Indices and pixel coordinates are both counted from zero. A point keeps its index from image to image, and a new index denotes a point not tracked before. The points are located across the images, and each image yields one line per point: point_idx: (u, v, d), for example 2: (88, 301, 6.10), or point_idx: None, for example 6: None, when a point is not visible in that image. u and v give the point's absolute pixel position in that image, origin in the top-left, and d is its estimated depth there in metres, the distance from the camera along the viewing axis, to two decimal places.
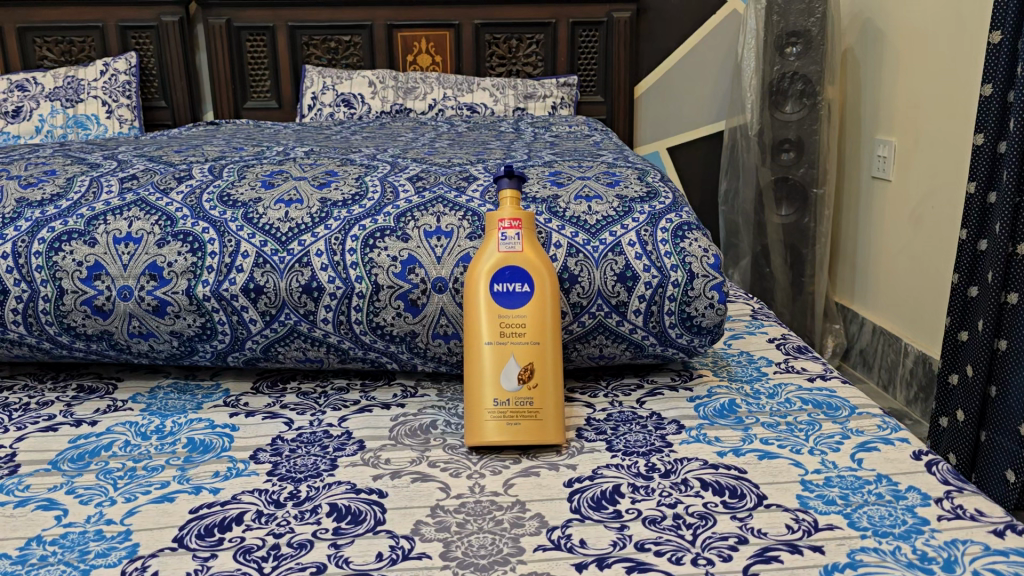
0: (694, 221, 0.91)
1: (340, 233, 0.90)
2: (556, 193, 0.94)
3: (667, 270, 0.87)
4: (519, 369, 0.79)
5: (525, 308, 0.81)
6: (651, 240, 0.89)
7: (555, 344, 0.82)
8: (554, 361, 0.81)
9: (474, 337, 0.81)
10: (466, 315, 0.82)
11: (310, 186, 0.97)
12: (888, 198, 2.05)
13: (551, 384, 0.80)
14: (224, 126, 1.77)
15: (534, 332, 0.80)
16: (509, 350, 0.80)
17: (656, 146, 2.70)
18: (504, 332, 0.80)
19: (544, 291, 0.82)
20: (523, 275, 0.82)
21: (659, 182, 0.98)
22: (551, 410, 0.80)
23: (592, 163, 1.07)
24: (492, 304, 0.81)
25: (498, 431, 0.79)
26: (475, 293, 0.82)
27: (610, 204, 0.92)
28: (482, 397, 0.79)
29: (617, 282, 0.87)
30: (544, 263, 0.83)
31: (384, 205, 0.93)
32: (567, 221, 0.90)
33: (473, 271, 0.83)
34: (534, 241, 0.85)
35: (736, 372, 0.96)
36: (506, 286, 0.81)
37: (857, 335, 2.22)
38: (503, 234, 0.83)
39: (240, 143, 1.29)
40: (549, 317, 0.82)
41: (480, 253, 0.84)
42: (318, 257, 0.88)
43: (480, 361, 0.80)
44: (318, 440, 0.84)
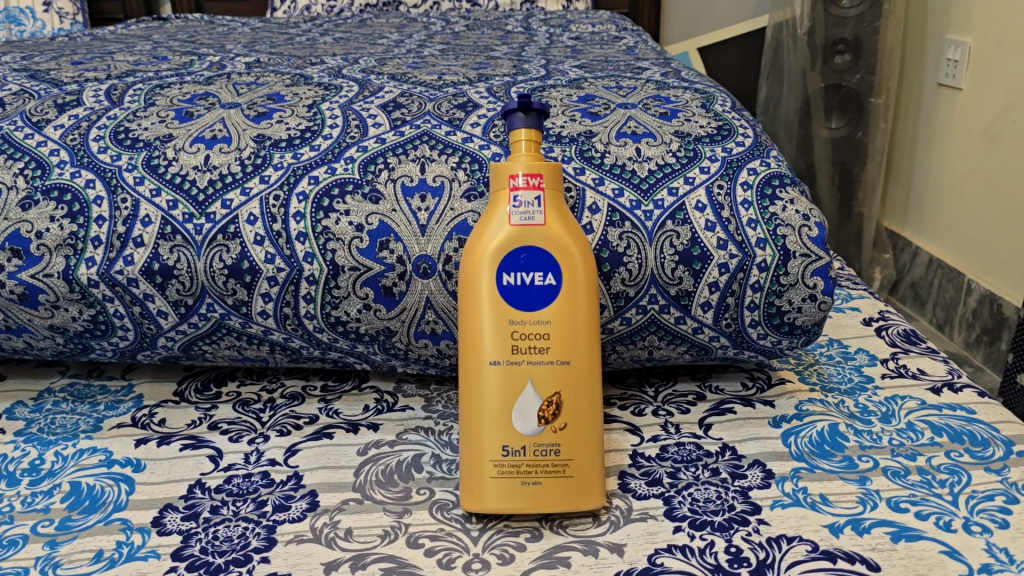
0: (788, 171, 0.64)
1: (281, 188, 0.63)
2: (590, 129, 0.67)
3: (750, 245, 0.61)
4: (540, 403, 0.54)
5: (552, 311, 0.55)
6: (728, 202, 0.62)
7: (593, 363, 0.56)
8: (592, 389, 0.56)
9: (474, 354, 0.56)
10: (462, 318, 0.57)
11: (242, 116, 0.69)
12: (956, 110, 1.74)
13: (588, 425, 0.55)
14: (172, 21, 1.47)
15: (562, 349, 0.55)
16: (524, 374, 0.54)
17: (685, 45, 2.35)
18: (518, 347, 0.55)
19: (576, 284, 0.56)
20: (546, 260, 0.56)
21: (731, 113, 0.71)
22: (587, 462, 0.55)
23: (635, 80, 0.79)
24: (501, 305, 0.55)
25: (510, 495, 0.54)
26: (477, 286, 0.56)
27: (666, 146, 0.65)
28: (485, 446, 0.54)
29: (678, 264, 0.61)
30: (576, 241, 0.57)
31: (346, 144, 0.66)
32: (606, 173, 0.63)
33: (472, 253, 0.57)
34: (562, 206, 0.58)
35: (831, 375, 0.71)
36: (521, 276, 0.55)
37: (908, 267, 1.95)
38: (515, 196, 0.56)
39: (170, 48, 1.00)
40: (586, 323, 0.56)
41: (482, 225, 0.57)
42: (251, 226, 0.62)
43: (484, 392, 0.55)
44: (254, 491, 0.59)
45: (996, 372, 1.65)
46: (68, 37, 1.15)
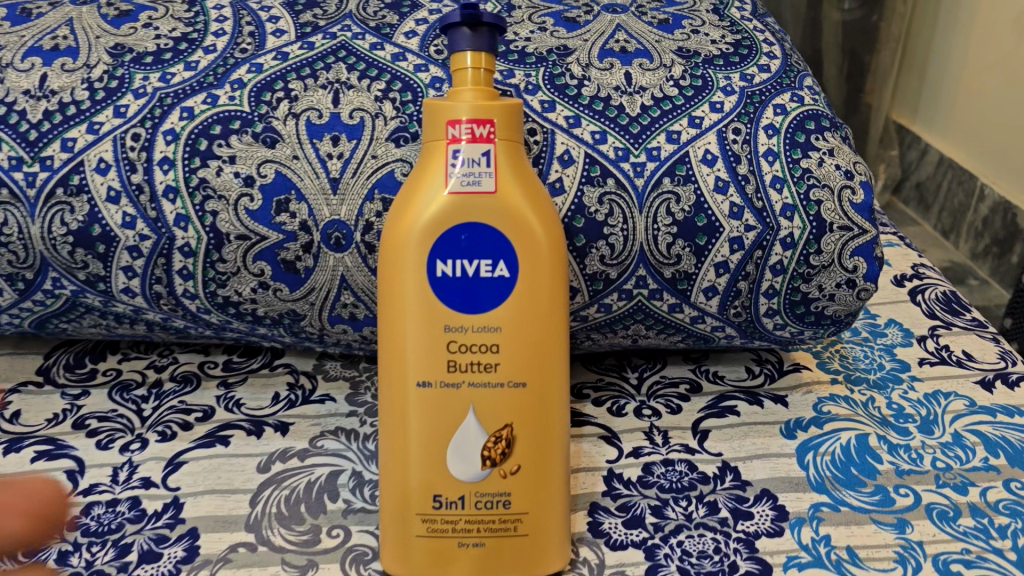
0: (826, 109, 0.48)
1: (143, 124, 0.46)
2: (565, 44, 0.50)
3: (773, 214, 0.46)
4: (485, 439, 0.41)
5: (502, 313, 0.41)
6: (745, 154, 0.46)
7: (560, 382, 0.42)
8: (558, 417, 0.42)
9: (397, 369, 0.41)
10: (381, 315, 0.42)
11: (97, 16, 0.51)
12: None
13: (548, 467, 0.42)
14: None
15: (517, 367, 0.41)
16: (465, 400, 0.41)
17: None
18: (456, 362, 0.41)
19: (539, 276, 0.41)
20: (497, 243, 0.40)
21: (753, 21, 0.54)
22: (547, 516, 0.41)
23: None
24: (433, 305, 0.40)
25: (440, 560, 0.41)
26: (401, 277, 0.41)
27: (666, 71, 0.49)
28: (410, 494, 0.41)
29: (675, 238, 0.46)
30: (540, 217, 0.41)
31: (235, 60, 0.48)
32: (583, 110, 0.47)
33: (394, 228, 0.41)
34: (521, 163, 0.42)
35: (857, 361, 0.57)
36: (461, 266, 0.40)
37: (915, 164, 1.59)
38: (455, 151, 0.40)
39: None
40: (552, 328, 0.41)
41: (408, 188, 0.41)
42: (101, 177, 0.46)
43: (410, 422, 0.41)
44: (118, 530, 0.45)
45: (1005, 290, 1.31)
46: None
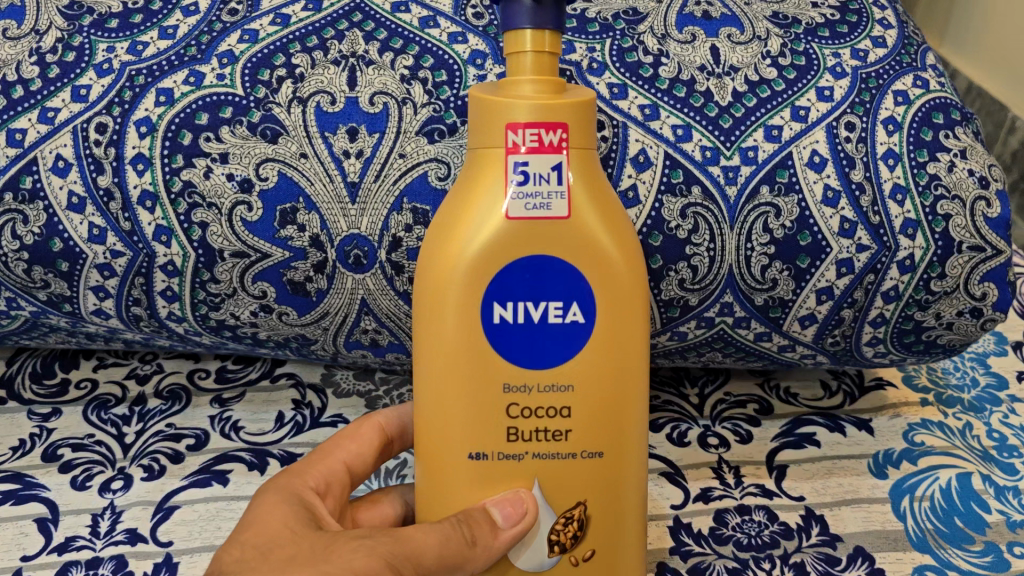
0: (955, 97, 0.40)
1: (110, 111, 0.37)
2: (634, 6, 0.41)
3: (891, 232, 0.38)
4: (553, 523, 0.32)
5: (575, 369, 0.31)
6: (859, 156, 0.38)
7: (643, 446, 0.33)
8: (639, 488, 0.33)
9: (436, 436, 0.32)
10: (418, 366, 0.32)
11: None
12: None
13: (627, 547, 0.33)
14: None
15: (593, 442, 0.32)
16: (524, 475, 0.32)
17: None
18: (516, 433, 0.31)
19: (622, 320, 0.31)
20: (570, 279, 0.30)
21: None
22: None
23: None
24: (488, 361, 0.31)
25: None
26: (440, 322, 0.31)
27: (761, 45, 0.39)
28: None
29: (772, 260, 0.38)
30: (624, 246, 0.31)
31: (223, 25, 0.39)
32: (661, 97, 0.38)
33: (434, 257, 0.31)
34: (599, 172, 0.31)
35: (948, 375, 0.50)
36: (521, 312, 0.30)
37: None
38: (516, 163, 0.29)
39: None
40: (634, 389, 0.32)
41: (451, 206, 0.31)
42: (59, 180, 0.36)
43: (454, 500, 0.32)
44: None
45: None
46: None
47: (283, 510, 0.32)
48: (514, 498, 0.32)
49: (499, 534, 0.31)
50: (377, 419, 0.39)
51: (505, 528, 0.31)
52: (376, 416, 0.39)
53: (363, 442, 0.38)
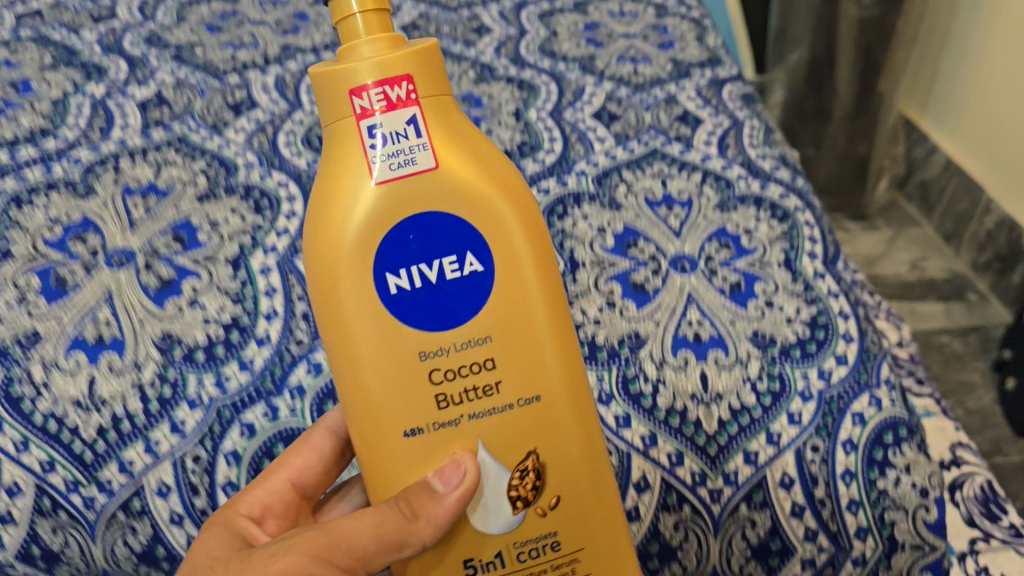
0: (904, 413, 0.47)
1: (203, 443, 0.44)
2: (637, 329, 0.48)
3: (848, 536, 0.45)
4: (508, 478, 0.32)
5: (487, 320, 0.30)
6: (820, 474, 0.45)
7: (578, 392, 0.32)
8: (584, 423, 0.33)
9: (359, 430, 0.32)
10: (329, 361, 0.32)
11: (138, 292, 0.48)
12: None
13: (588, 493, 0.33)
14: None
15: (523, 392, 0.31)
16: (458, 445, 0.31)
17: None
18: (446, 399, 0.31)
19: (520, 255, 0.31)
20: (461, 229, 0.30)
21: (827, 279, 0.51)
22: (609, 555, 0.34)
23: (688, 176, 0.57)
24: (394, 338, 0.30)
25: None
26: (339, 299, 0.30)
27: (743, 369, 0.47)
28: (436, 564, 0.33)
29: (749, 560, 0.45)
30: (497, 168, 0.31)
31: (291, 356, 0.47)
32: (660, 424, 0.46)
33: (315, 246, 0.30)
34: (458, 114, 0.31)
35: None
36: (418, 274, 0.30)
37: None
38: (371, 127, 0.29)
39: (33, 25, 0.71)
40: (549, 332, 0.31)
41: (319, 189, 0.30)
42: (166, 502, 0.43)
43: (396, 483, 0.32)
44: None
45: (1005, 307, 1.13)
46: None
47: (208, 540, 0.35)
48: (451, 466, 0.31)
49: (439, 501, 0.31)
50: (328, 423, 0.43)
51: (441, 494, 0.31)
52: (326, 420, 0.43)
53: (316, 446, 0.42)
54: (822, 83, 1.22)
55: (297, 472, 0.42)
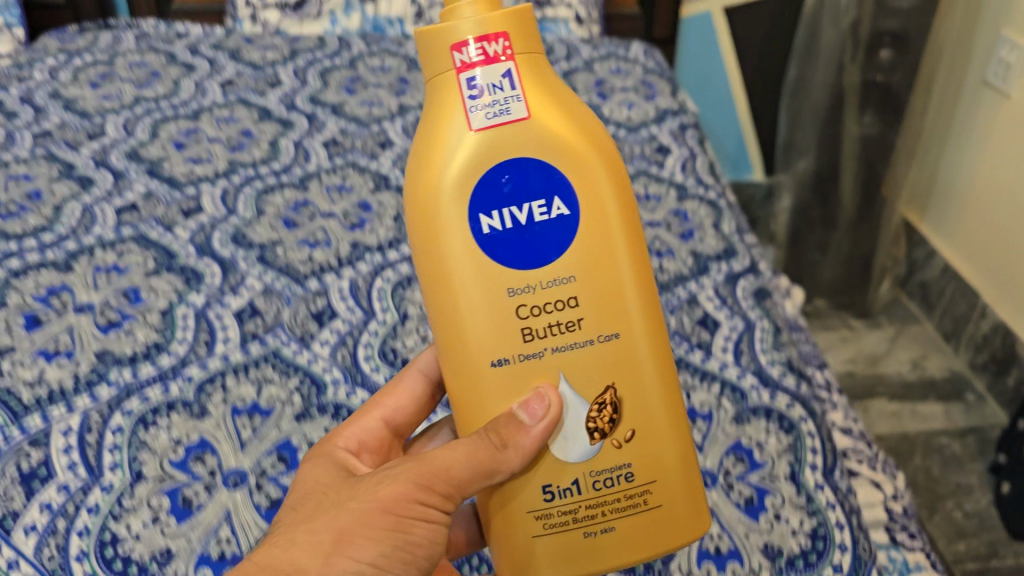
0: None
1: None
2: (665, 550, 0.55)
3: None
4: (588, 410, 0.40)
5: (569, 261, 0.39)
6: None
7: (648, 313, 0.41)
8: (655, 350, 0.41)
9: (457, 364, 0.40)
10: (432, 294, 0.40)
11: (253, 510, 0.55)
12: (997, 121, 1.40)
13: (654, 424, 0.41)
14: (126, 45, 1.19)
15: (600, 322, 0.40)
16: (543, 368, 0.40)
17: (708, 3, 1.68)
18: (530, 333, 0.39)
19: (604, 201, 0.39)
20: (547, 179, 0.39)
21: (825, 490, 0.59)
22: (672, 483, 0.41)
23: (707, 387, 0.66)
24: (492, 273, 0.39)
25: (570, 561, 0.41)
26: (447, 237, 0.39)
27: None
28: (522, 490, 0.41)
29: None
30: (576, 124, 0.39)
31: None
32: None
33: (423, 189, 0.39)
34: (547, 78, 0.40)
35: None
36: (512, 215, 0.39)
37: (923, 267, 1.64)
38: (472, 78, 0.38)
39: (131, 222, 0.81)
40: (619, 265, 0.40)
41: (426, 138, 0.39)
42: None
43: (489, 408, 0.40)
44: None
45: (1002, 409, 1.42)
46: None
47: (320, 468, 0.46)
48: (536, 396, 0.39)
49: (526, 430, 0.39)
50: (420, 365, 0.54)
51: (528, 424, 0.39)
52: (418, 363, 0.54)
53: (411, 386, 0.53)
54: (826, 194, 1.58)
55: (390, 410, 0.53)
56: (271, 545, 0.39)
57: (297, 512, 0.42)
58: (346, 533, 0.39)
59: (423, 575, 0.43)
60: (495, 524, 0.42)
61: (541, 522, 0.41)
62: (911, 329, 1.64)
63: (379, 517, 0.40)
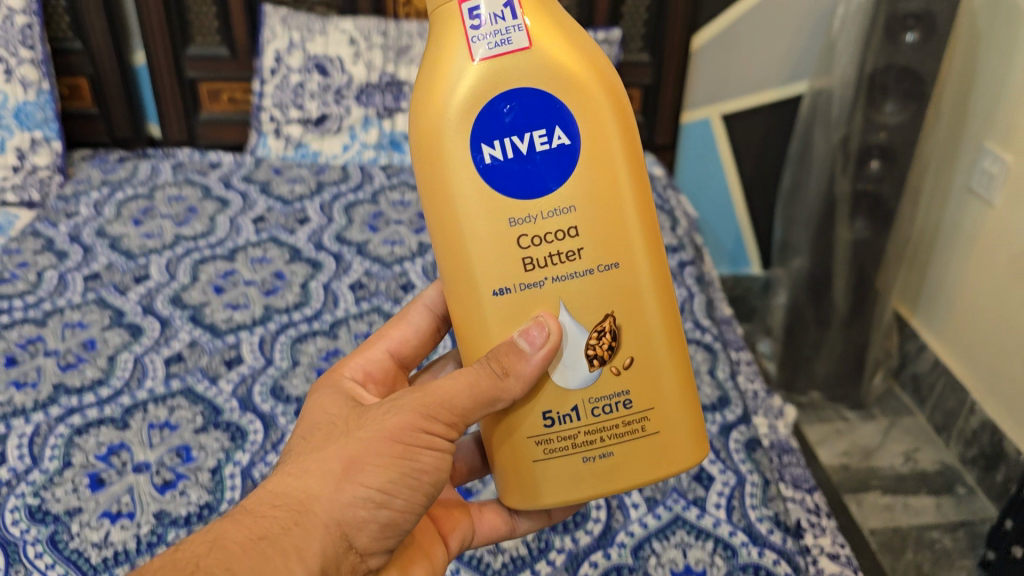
0: None
1: None
2: None
3: None
4: (587, 337, 0.47)
5: (568, 192, 0.45)
6: None
7: (645, 229, 0.47)
8: (652, 272, 0.48)
9: (469, 287, 0.47)
10: (441, 226, 0.47)
11: None
12: (984, 223, 1.42)
13: (649, 342, 0.48)
14: (166, 182, 1.28)
15: (598, 250, 0.46)
16: (547, 288, 0.46)
17: (708, 111, 1.74)
18: (532, 262, 0.46)
19: (605, 135, 0.46)
20: (550, 113, 0.45)
21: None
22: (665, 405, 0.48)
23: (702, 543, 0.73)
24: (498, 204, 0.45)
25: (569, 475, 0.48)
26: (455, 167, 0.45)
27: None
28: (526, 416, 0.48)
29: None
30: (578, 59, 0.45)
31: None
32: None
33: (432, 134, 0.46)
34: (553, 16, 0.45)
35: None
36: (517, 147, 0.45)
37: (914, 359, 1.65)
38: (476, 7, 0.44)
39: (179, 373, 0.90)
40: (615, 191, 0.46)
41: (434, 79, 0.45)
42: None
43: (496, 333, 0.47)
44: None
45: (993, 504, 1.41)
46: (52, 285, 1.04)
47: (336, 397, 0.54)
48: (536, 325, 0.46)
49: (527, 357, 0.46)
50: (425, 301, 0.64)
51: (528, 352, 0.46)
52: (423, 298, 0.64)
53: (416, 321, 0.64)
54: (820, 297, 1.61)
55: (398, 342, 0.63)
56: (287, 471, 0.46)
57: (317, 439, 0.49)
58: (358, 461, 0.46)
59: (430, 499, 0.49)
60: (502, 450, 0.49)
61: (542, 447, 0.48)
62: (904, 421, 1.64)
63: (388, 444, 0.47)
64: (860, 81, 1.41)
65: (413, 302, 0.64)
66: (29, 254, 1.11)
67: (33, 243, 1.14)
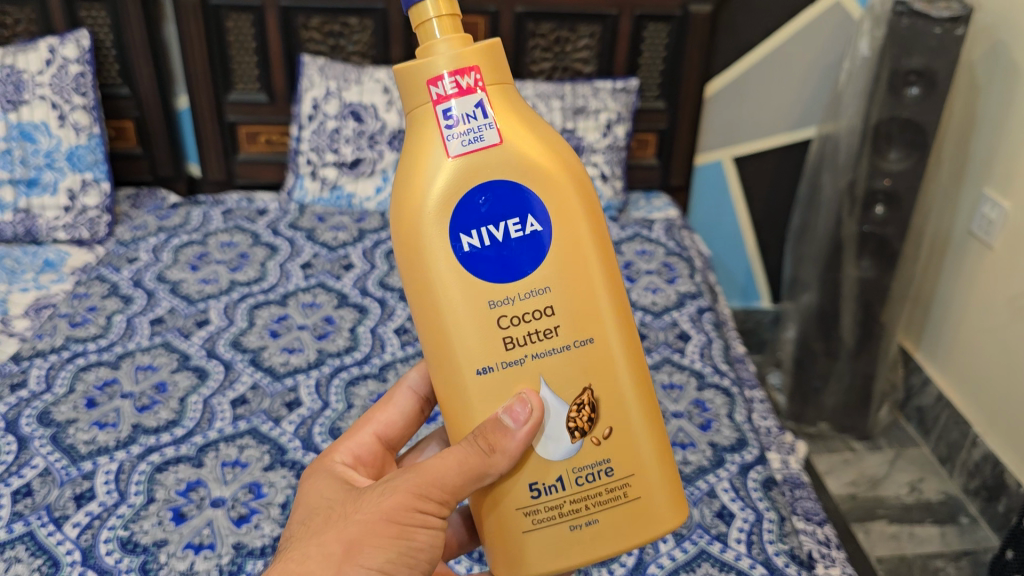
0: None
1: None
2: None
3: None
4: (568, 412, 0.48)
5: (544, 274, 0.47)
6: None
7: (617, 312, 0.49)
8: (626, 349, 0.50)
9: (449, 368, 0.48)
10: (421, 308, 0.48)
11: None
12: (983, 266, 1.51)
13: (626, 420, 0.49)
14: (218, 232, 1.38)
15: (573, 329, 0.48)
16: (526, 366, 0.48)
17: (720, 153, 1.83)
18: (512, 341, 0.47)
19: (577, 216, 0.48)
20: (522, 200, 0.47)
21: None
22: (645, 475, 0.50)
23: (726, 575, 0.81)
24: (477, 288, 0.47)
25: (557, 546, 0.49)
26: (433, 253, 0.47)
27: None
28: (512, 489, 0.49)
29: None
30: (545, 151, 0.47)
31: None
32: None
33: (408, 218, 0.47)
34: (518, 109, 0.48)
35: None
36: (492, 232, 0.47)
37: (919, 394, 1.72)
38: (448, 108, 0.46)
39: (245, 415, 0.99)
40: (585, 272, 0.48)
41: (409, 167, 0.47)
42: None
43: (476, 413, 0.49)
44: None
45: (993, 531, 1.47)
46: (121, 330, 1.13)
47: (327, 482, 0.57)
48: (519, 403, 0.47)
49: (510, 435, 0.47)
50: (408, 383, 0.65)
51: (512, 430, 0.47)
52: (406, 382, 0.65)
53: (399, 404, 0.64)
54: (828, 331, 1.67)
55: (385, 423, 0.64)
56: (291, 556, 0.50)
57: (318, 524, 0.52)
58: (356, 544, 0.50)
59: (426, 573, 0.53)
60: (489, 519, 0.50)
61: (530, 518, 0.49)
62: (910, 452, 1.70)
63: (383, 525, 0.50)
64: (863, 130, 1.47)
65: (397, 384, 0.65)
66: (97, 299, 1.20)
67: (99, 287, 1.23)
